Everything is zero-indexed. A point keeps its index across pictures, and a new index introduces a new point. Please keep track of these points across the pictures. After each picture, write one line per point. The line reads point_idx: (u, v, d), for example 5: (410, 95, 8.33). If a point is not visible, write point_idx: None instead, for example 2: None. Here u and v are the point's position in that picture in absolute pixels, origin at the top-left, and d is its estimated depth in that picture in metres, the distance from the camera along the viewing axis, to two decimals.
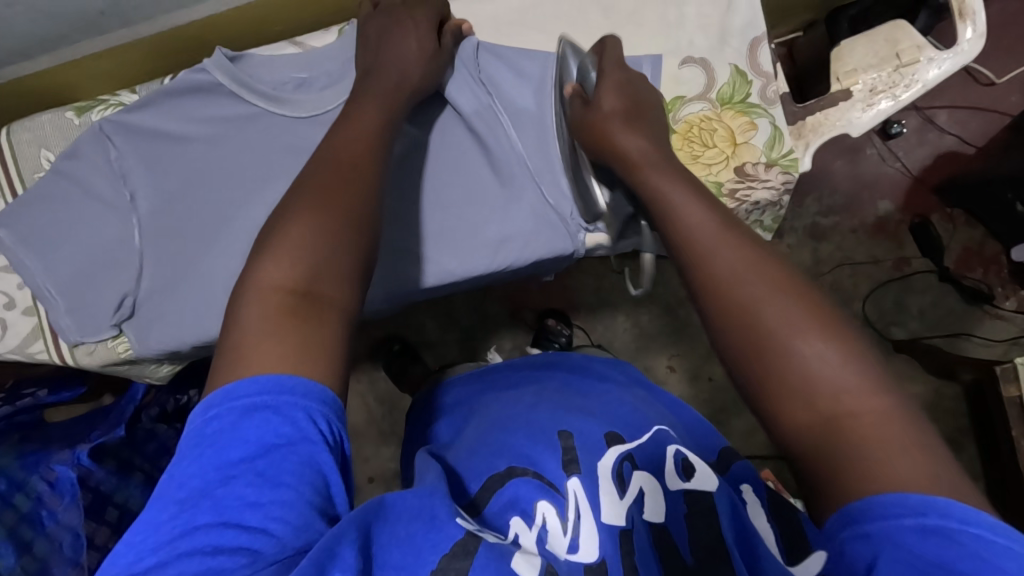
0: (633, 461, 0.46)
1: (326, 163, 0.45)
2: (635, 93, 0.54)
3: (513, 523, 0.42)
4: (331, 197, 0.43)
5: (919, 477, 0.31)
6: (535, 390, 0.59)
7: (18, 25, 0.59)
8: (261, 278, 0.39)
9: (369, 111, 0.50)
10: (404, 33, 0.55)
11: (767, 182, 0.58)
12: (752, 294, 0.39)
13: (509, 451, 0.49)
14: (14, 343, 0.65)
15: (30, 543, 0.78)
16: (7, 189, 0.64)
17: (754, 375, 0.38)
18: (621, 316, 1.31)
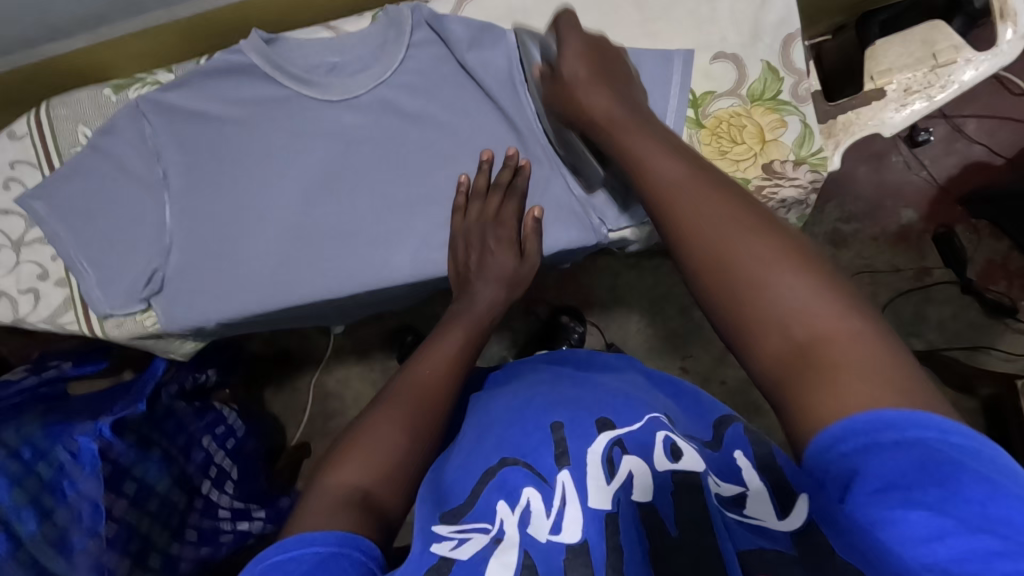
0: (623, 445, 0.46)
1: (403, 385, 0.54)
2: (602, 62, 0.54)
3: (499, 509, 0.45)
4: (402, 418, 0.51)
5: (876, 384, 0.31)
6: (532, 382, 0.60)
7: (60, 2, 0.60)
8: (335, 480, 0.47)
9: (450, 334, 0.57)
10: (492, 245, 0.60)
11: (795, 180, 0.57)
12: (728, 246, 0.39)
13: (502, 444, 0.51)
14: (46, 313, 0.66)
15: (52, 511, 0.80)
16: (44, 162, 0.66)
17: (730, 319, 0.38)
18: (635, 315, 1.35)
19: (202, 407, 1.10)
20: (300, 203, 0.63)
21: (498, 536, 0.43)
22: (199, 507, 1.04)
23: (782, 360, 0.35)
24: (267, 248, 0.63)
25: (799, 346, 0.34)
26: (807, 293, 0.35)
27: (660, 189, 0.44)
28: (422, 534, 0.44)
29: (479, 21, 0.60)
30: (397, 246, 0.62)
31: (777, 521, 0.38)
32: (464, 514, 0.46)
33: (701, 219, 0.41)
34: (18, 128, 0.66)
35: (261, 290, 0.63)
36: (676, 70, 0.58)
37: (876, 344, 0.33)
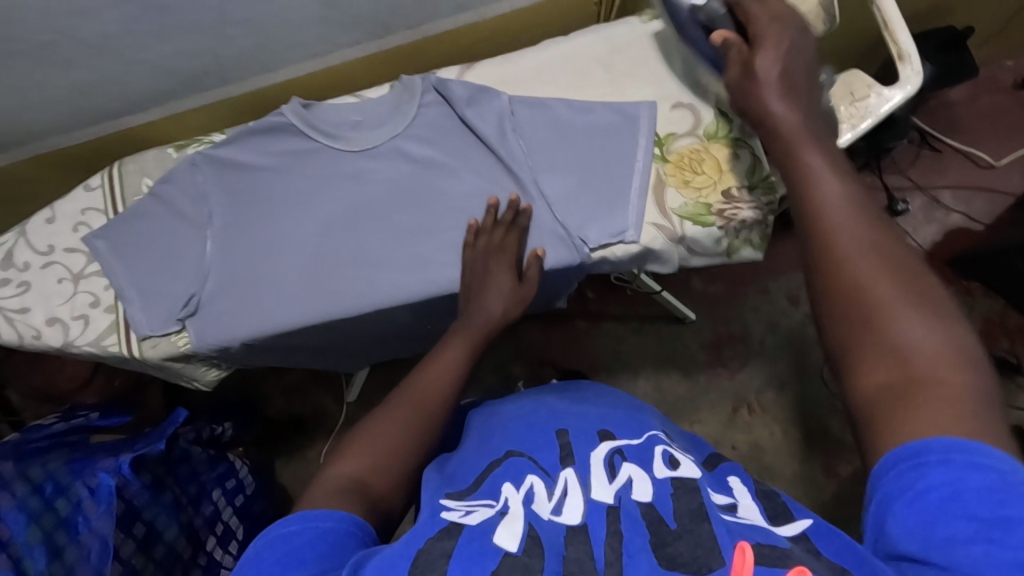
0: (624, 454, 0.51)
1: (412, 389, 0.59)
2: (798, 68, 0.53)
3: (504, 489, 0.49)
4: (407, 419, 0.56)
5: (948, 419, 0.35)
6: (532, 396, 0.67)
7: (142, 82, 0.75)
8: (338, 468, 0.51)
9: (454, 347, 0.63)
10: (490, 271, 0.67)
11: (752, 202, 0.66)
12: (867, 279, 0.41)
13: (507, 444, 0.57)
14: (93, 336, 0.74)
15: (62, 548, 0.82)
16: (110, 209, 0.78)
17: (844, 328, 0.41)
18: (641, 380, 1.48)
19: (217, 455, 1.14)
20: (321, 235, 0.72)
21: (503, 510, 0.46)
22: (202, 564, 1.04)
23: (887, 388, 0.38)
24: (290, 274, 0.72)
25: (908, 379, 0.38)
26: (934, 340, 0.38)
27: (820, 202, 0.45)
28: (433, 506, 0.47)
29: (482, 86, 0.73)
30: (403, 271, 0.71)
31: (771, 524, 0.41)
32: (471, 492, 0.50)
33: (849, 250, 0.43)
34: (93, 181, 0.79)
35: (283, 307, 0.71)
36: (643, 117, 0.70)
37: (984, 399, 0.36)
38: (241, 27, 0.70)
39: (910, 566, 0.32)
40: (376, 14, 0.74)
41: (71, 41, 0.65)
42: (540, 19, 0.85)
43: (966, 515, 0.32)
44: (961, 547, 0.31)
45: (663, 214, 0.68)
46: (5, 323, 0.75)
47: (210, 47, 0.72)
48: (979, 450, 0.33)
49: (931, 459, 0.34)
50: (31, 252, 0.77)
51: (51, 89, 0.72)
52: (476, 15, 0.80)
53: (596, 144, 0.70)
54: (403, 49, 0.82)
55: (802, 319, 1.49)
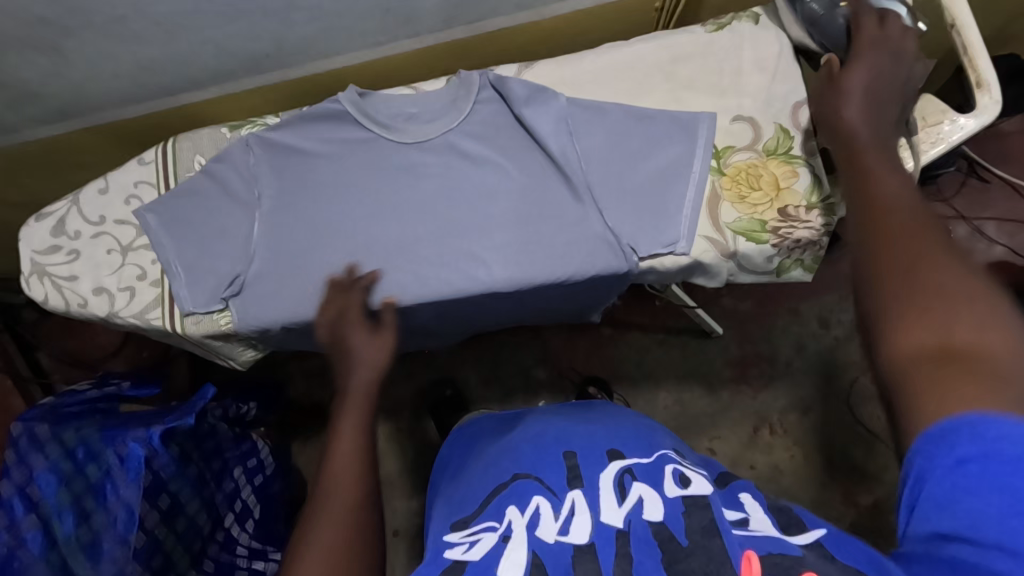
0: (633, 474, 0.54)
1: (323, 500, 0.49)
2: (885, 80, 0.55)
3: (509, 511, 0.52)
4: (336, 532, 0.47)
5: (997, 402, 0.34)
6: (540, 415, 0.70)
7: (203, 61, 0.76)
8: None
9: (343, 430, 0.55)
10: (347, 335, 0.64)
11: (808, 223, 0.65)
12: (920, 249, 0.40)
13: (514, 466, 0.59)
14: (137, 308, 0.75)
15: (89, 514, 0.88)
16: (162, 184, 0.78)
17: (887, 305, 0.40)
18: (662, 392, 1.47)
19: (242, 433, 1.14)
20: (368, 225, 0.72)
21: (507, 534, 0.49)
22: (220, 540, 1.06)
23: (927, 354, 0.37)
24: (334, 263, 0.72)
25: (949, 348, 0.37)
26: (979, 313, 0.37)
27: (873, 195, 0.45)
28: (438, 545, 0.51)
29: (540, 84, 0.72)
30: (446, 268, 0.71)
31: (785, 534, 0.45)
32: (473, 521, 0.54)
33: (905, 217, 0.42)
34: (147, 155, 0.79)
35: (326, 293, 0.71)
36: (701, 130, 0.69)
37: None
38: (304, 13, 0.70)
39: (939, 542, 0.34)
40: (438, 7, 0.74)
41: (140, 16, 0.66)
42: (598, 22, 0.83)
43: (998, 489, 0.33)
44: (997, 526, 0.32)
45: (715, 228, 0.67)
46: (53, 291, 0.76)
47: (272, 30, 0.72)
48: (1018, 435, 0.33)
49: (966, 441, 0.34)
50: (82, 221, 0.78)
51: (116, 62, 0.73)
52: (536, 14, 0.79)
53: (650, 153, 0.69)
54: (458, 43, 0.82)
55: (831, 343, 1.46)
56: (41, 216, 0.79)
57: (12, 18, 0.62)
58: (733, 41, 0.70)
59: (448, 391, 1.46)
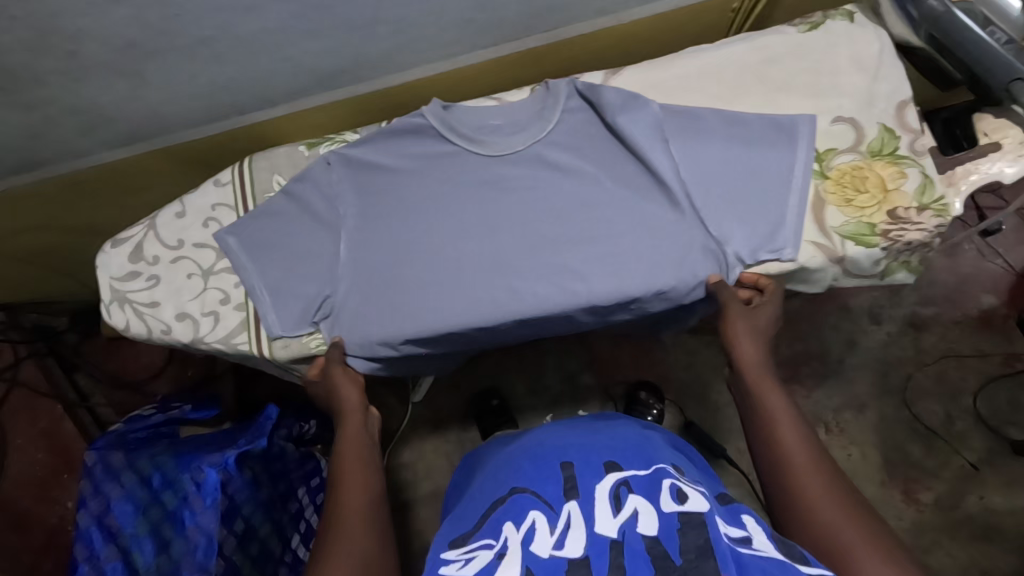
0: (629, 486, 0.55)
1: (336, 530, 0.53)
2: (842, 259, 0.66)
3: (505, 527, 0.54)
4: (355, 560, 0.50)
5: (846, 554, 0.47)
6: (560, 425, 0.70)
7: (280, 79, 0.74)
8: None
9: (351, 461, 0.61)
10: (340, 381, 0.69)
11: (921, 224, 0.63)
12: (807, 467, 0.53)
13: (513, 479, 0.60)
14: (223, 333, 0.74)
15: (169, 542, 0.86)
16: (241, 205, 0.77)
17: (774, 477, 0.54)
18: (713, 394, 1.44)
19: (307, 453, 1.10)
20: (457, 240, 0.71)
21: (501, 551, 0.50)
22: (289, 562, 1.00)
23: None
24: (424, 280, 0.70)
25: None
26: (832, 508, 0.50)
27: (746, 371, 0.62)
28: (435, 560, 0.53)
29: (633, 91, 0.70)
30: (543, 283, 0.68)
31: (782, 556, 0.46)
32: (470, 537, 0.55)
33: (793, 445, 0.54)
34: (223, 176, 0.78)
35: (419, 312, 0.70)
36: (800, 132, 0.67)
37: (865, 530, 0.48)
38: (388, 26, 0.68)
39: None
40: (521, 15, 0.72)
41: (227, 35, 0.64)
42: (673, 25, 0.82)
43: None
44: None
45: (822, 233, 0.65)
46: (135, 318, 0.75)
47: (354, 45, 0.70)
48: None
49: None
50: (160, 246, 0.77)
51: (194, 82, 0.71)
52: (614, 19, 0.78)
53: (752, 157, 0.67)
54: (533, 53, 0.80)
55: (883, 339, 1.44)
56: (117, 241, 0.77)
57: (100, 41, 0.61)
58: (828, 42, 0.69)
59: (494, 401, 1.44)
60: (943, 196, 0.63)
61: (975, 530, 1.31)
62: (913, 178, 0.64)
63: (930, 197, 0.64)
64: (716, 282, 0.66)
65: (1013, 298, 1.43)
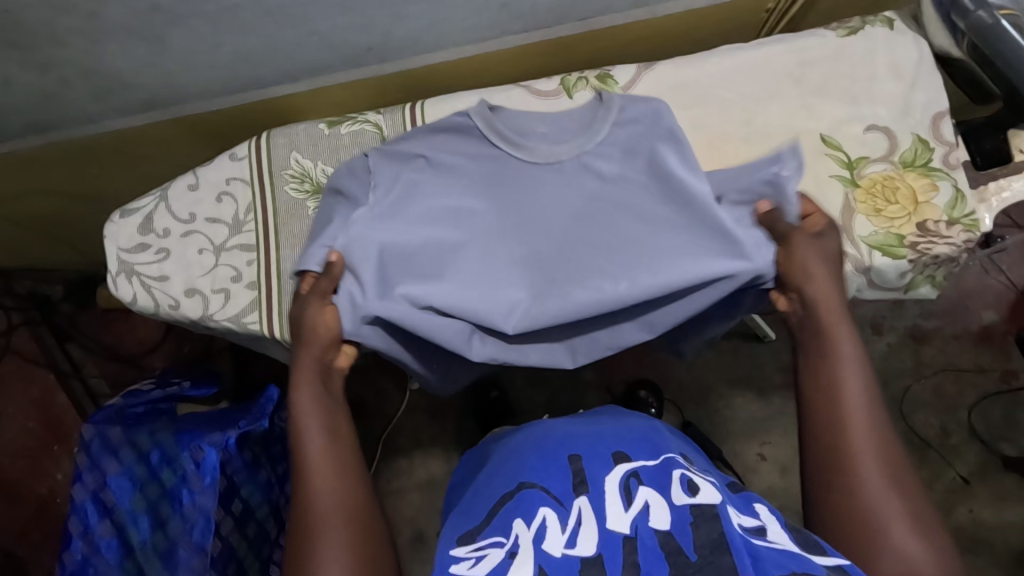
0: (639, 478, 0.54)
1: (309, 493, 0.53)
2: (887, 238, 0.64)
3: (516, 525, 0.51)
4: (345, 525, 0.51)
5: (903, 542, 0.47)
6: (557, 418, 0.68)
7: (304, 53, 0.72)
8: None
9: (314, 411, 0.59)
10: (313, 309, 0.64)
11: (950, 238, 0.63)
12: (869, 446, 0.51)
13: (519, 473, 0.58)
14: (233, 312, 0.72)
15: (166, 521, 0.85)
16: (255, 179, 0.75)
17: (828, 445, 0.53)
18: (711, 396, 1.44)
19: None
20: (503, 233, 0.67)
21: (514, 550, 0.49)
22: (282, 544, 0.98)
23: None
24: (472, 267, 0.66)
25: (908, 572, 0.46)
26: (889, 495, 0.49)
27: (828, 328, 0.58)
28: (444, 561, 0.51)
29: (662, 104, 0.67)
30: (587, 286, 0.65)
31: (799, 548, 0.47)
32: (480, 534, 0.54)
33: (858, 420, 0.53)
34: (240, 151, 0.76)
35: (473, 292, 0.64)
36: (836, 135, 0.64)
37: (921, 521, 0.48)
38: (421, 5, 0.67)
39: None
40: (555, 2, 0.71)
41: (256, 6, 0.62)
42: (705, 23, 0.80)
43: None
44: None
45: (850, 242, 0.64)
46: (142, 291, 0.73)
47: (383, 23, 0.69)
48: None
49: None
50: (171, 219, 0.74)
51: (216, 53, 0.69)
52: (649, 11, 0.76)
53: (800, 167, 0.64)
54: (563, 42, 0.78)
55: (884, 350, 1.44)
56: (125, 212, 0.75)
57: (124, 4, 0.59)
58: (867, 47, 0.68)
59: (494, 392, 1.42)
60: (973, 211, 0.63)
61: (963, 542, 1.31)
62: (943, 190, 0.64)
63: (960, 210, 0.63)
64: (765, 213, 0.63)
65: (1013, 315, 1.44)
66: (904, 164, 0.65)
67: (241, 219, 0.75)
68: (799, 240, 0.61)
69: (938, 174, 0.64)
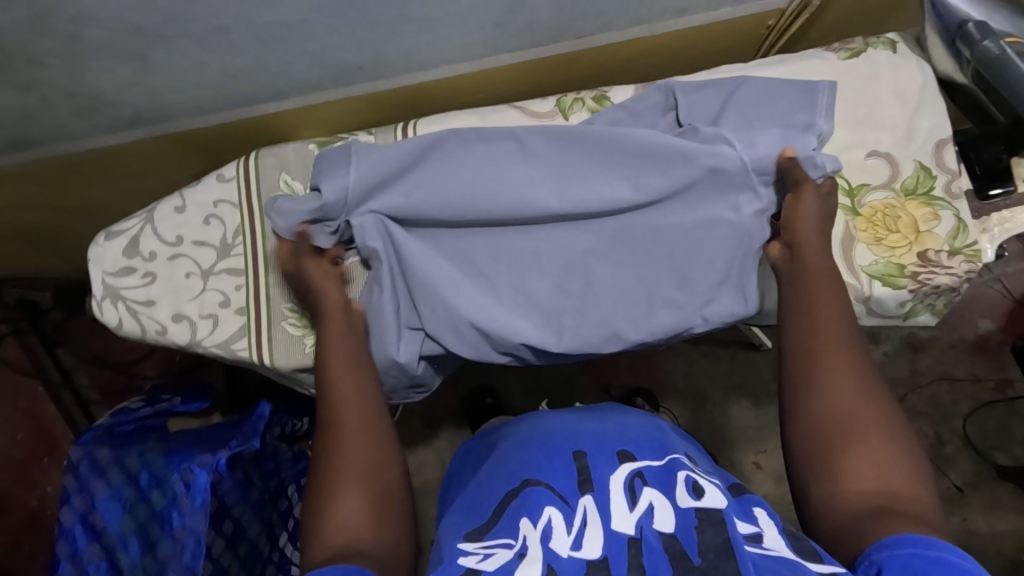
0: (644, 478, 0.53)
1: (330, 410, 0.57)
2: (888, 269, 0.63)
3: (522, 524, 0.50)
4: (366, 445, 0.55)
5: (875, 462, 0.49)
6: (560, 411, 0.67)
7: (294, 72, 0.70)
8: (333, 517, 0.50)
9: (342, 340, 0.63)
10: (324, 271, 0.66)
11: (951, 269, 0.62)
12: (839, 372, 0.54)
13: (523, 467, 0.56)
14: (221, 338, 0.71)
15: (155, 543, 0.84)
16: (245, 204, 0.73)
17: (800, 372, 0.55)
18: (708, 405, 1.41)
19: (299, 452, 1.06)
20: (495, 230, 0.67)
21: (522, 552, 0.48)
22: (275, 561, 0.97)
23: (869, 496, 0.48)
24: (458, 251, 0.68)
25: (886, 492, 0.48)
26: (872, 423, 0.51)
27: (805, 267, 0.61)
28: (451, 551, 0.50)
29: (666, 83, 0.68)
30: (553, 269, 0.67)
31: (796, 556, 0.45)
32: (488, 532, 0.52)
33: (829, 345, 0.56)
34: (227, 172, 0.74)
35: (453, 266, 0.67)
36: (821, 98, 0.65)
37: (897, 439, 0.50)
38: (414, 24, 0.65)
39: None
40: (552, 20, 0.69)
41: (243, 26, 0.60)
42: (706, 39, 0.78)
43: None
44: None
45: (851, 271, 0.63)
46: (128, 316, 0.71)
47: (376, 42, 0.67)
48: (958, 559, 0.40)
49: (913, 547, 0.41)
50: (157, 242, 0.73)
51: (203, 72, 0.67)
52: (648, 29, 0.74)
53: (826, 113, 0.65)
54: (560, 59, 0.76)
55: (881, 358, 1.43)
56: (110, 233, 0.73)
57: (105, 25, 0.57)
58: (870, 69, 0.67)
59: (490, 399, 1.34)
60: (975, 241, 0.62)
61: None
62: (945, 220, 0.63)
63: (962, 240, 0.62)
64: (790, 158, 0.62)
65: (1010, 323, 1.43)
66: (906, 193, 0.64)
67: (229, 243, 0.73)
68: (806, 190, 0.62)
69: (941, 204, 0.63)
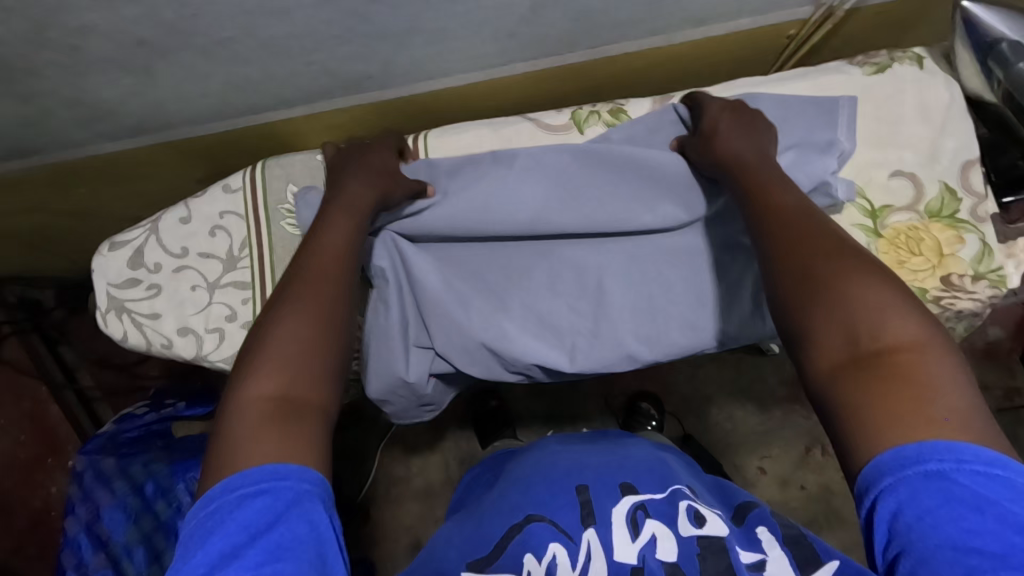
0: (646, 510, 0.52)
1: (296, 279, 0.51)
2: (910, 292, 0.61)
3: (526, 560, 0.49)
4: (308, 318, 0.48)
5: (888, 340, 0.41)
6: (562, 439, 0.65)
7: (302, 82, 0.68)
8: (255, 384, 0.43)
9: (339, 223, 0.57)
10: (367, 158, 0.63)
11: (975, 294, 0.61)
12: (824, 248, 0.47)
13: (525, 503, 0.55)
14: (229, 352, 0.70)
15: (161, 553, 0.85)
16: (251, 216, 0.71)
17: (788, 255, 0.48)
18: (713, 410, 1.35)
19: None
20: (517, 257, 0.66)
21: None
22: None
23: (855, 373, 0.40)
24: (480, 278, 0.66)
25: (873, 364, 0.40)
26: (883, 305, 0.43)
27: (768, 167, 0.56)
28: None
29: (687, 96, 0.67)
30: (568, 288, 0.65)
31: None
32: (490, 564, 0.51)
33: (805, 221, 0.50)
34: (233, 181, 0.72)
35: (470, 294, 0.66)
36: (841, 115, 0.63)
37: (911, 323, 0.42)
38: (425, 35, 0.63)
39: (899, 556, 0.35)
40: (567, 31, 0.67)
41: (249, 38, 0.58)
42: (725, 50, 0.76)
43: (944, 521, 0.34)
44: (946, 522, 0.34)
45: None
46: (133, 329, 0.70)
47: (386, 53, 0.65)
48: (972, 453, 0.35)
49: (918, 466, 0.35)
50: (162, 253, 0.71)
51: (207, 83, 0.65)
52: (665, 39, 0.72)
53: (848, 129, 0.63)
54: (575, 68, 0.74)
55: None
56: (114, 245, 0.71)
57: (108, 38, 0.55)
58: (895, 85, 0.65)
59: (493, 402, 1.31)
60: (1000, 265, 0.61)
61: None
62: (971, 242, 0.62)
63: (987, 264, 0.61)
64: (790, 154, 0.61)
65: (1020, 331, 1.40)
66: (931, 214, 0.63)
67: (235, 255, 0.71)
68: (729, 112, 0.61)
69: (966, 227, 0.62)
